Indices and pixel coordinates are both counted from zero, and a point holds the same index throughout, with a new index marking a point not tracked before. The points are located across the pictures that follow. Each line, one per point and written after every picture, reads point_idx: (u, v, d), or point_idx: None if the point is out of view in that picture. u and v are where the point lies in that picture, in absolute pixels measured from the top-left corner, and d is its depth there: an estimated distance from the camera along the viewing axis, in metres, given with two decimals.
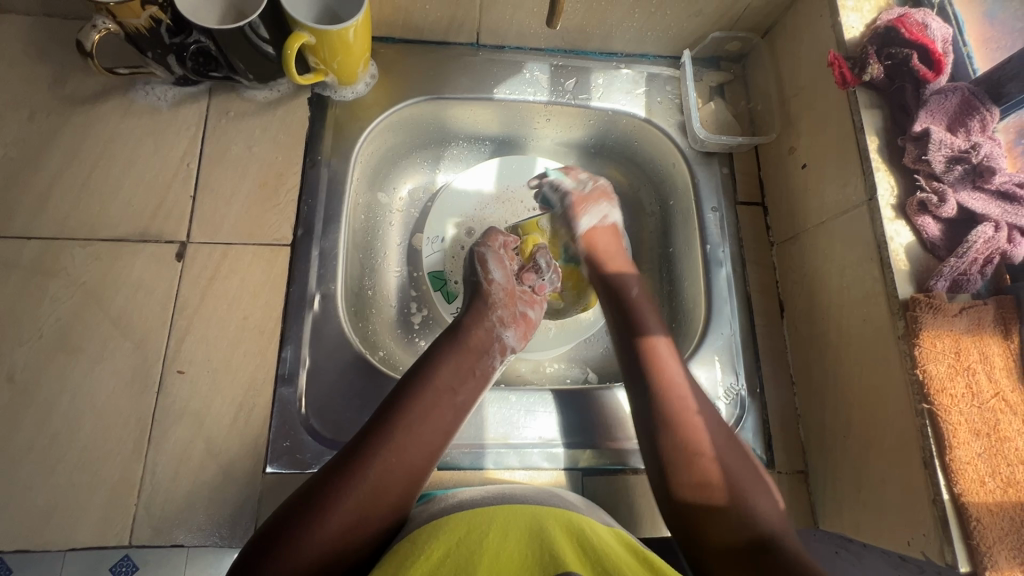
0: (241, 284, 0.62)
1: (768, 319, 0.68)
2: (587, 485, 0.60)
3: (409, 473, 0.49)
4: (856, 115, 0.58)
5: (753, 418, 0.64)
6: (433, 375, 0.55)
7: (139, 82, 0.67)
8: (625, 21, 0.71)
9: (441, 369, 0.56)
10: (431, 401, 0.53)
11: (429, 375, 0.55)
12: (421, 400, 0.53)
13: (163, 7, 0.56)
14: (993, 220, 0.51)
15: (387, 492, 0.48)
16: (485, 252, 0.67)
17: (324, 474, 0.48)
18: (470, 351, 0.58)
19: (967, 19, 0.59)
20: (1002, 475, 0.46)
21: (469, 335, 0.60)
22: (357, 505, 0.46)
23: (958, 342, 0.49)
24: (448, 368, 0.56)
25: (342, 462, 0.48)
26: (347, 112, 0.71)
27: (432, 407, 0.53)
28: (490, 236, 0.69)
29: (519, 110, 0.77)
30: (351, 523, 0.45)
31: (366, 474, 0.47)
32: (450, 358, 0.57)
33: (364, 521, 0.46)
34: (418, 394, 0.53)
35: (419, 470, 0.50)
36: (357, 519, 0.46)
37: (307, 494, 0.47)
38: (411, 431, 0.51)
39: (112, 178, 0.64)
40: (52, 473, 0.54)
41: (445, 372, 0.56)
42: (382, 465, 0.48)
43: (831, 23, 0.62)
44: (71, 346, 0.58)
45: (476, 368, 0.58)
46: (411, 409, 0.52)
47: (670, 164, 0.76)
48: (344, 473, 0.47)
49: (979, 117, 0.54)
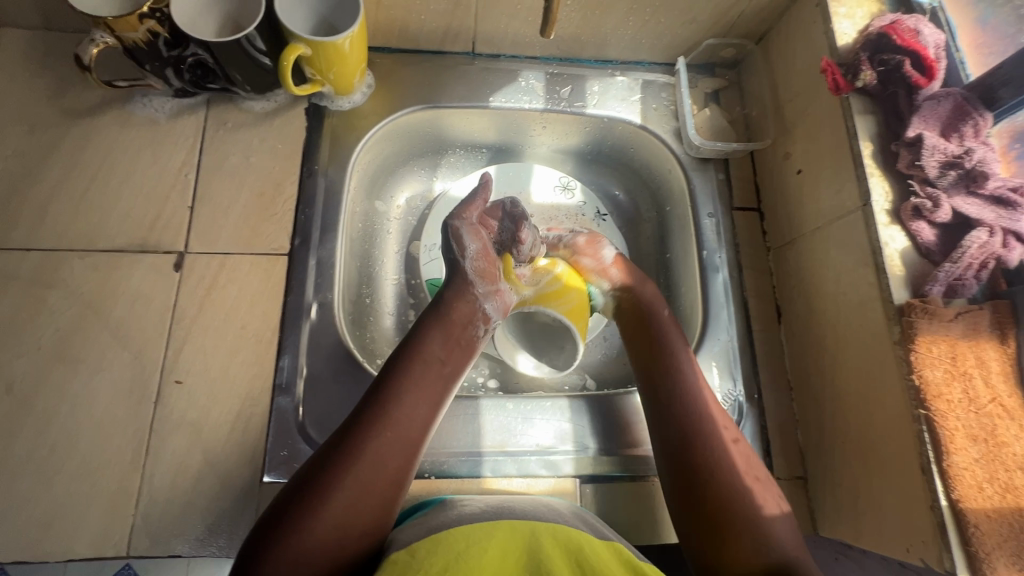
0: (239, 293, 0.62)
1: (765, 324, 0.68)
2: (584, 493, 0.60)
3: (385, 482, 0.47)
4: (850, 121, 0.58)
5: (751, 424, 0.64)
6: (401, 381, 0.52)
7: (137, 95, 0.68)
8: (620, 28, 0.72)
9: (401, 389, 0.51)
10: (396, 421, 0.49)
11: (408, 364, 0.53)
12: (382, 424, 0.49)
13: (161, 20, 0.56)
14: (988, 225, 0.51)
15: (371, 493, 0.46)
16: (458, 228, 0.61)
17: (299, 482, 0.46)
18: (450, 343, 0.56)
19: (959, 24, 0.59)
20: (1000, 481, 0.46)
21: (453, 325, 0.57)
22: (326, 542, 0.43)
23: (954, 348, 0.49)
24: (409, 382, 0.52)
25: (299, 498, 0.45)
26: (344, 122, 0.71)
27: (395, 429, 0.49)
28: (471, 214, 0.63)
29: (514, 118, 0.77)
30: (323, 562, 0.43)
31: (328, 509, 0.44)
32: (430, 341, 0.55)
33: (337, 554, 0.43)
34: (379, 415, 0.49)
35: (388, 495, 0.47)
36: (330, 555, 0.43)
37: (283, 505, 0.45)
38: (374, 457, 0.47)
39: (112, 189, 0.64)
40: (50, 485, 0.54)
41: (407, 389, 0.51)
42: (347, 498, 0.45)
43: (824, 29, 0.62)
44: (69, 357, 0.58)
45: (442, 376, 0.54)
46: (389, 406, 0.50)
47: (667, 170, 0.77)
48: (303, 509, 0.44)
49: (971, 122, 0.54)
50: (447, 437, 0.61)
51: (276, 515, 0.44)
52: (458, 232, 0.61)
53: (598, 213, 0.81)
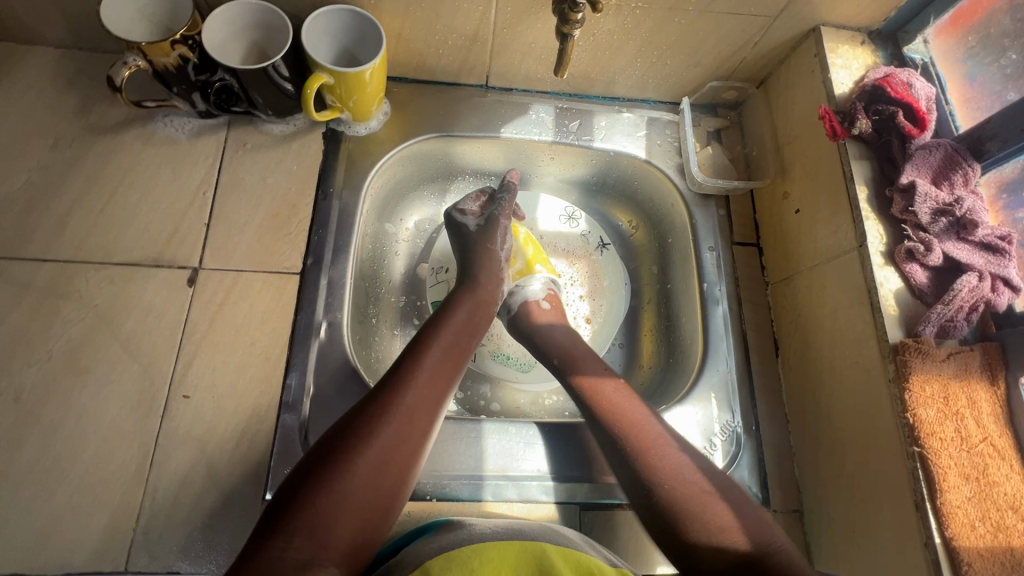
0: (249, 310, 0.63)
1: (763, 357, 0.69)
2: (585, 518, 0.61)
3: (406, 457, 0.49)
4: (846, 166, 0.61)
5: (748, 455, 0.65)
6: (417, 366, 0.54)
7: (158, 115, 0.70)
8: (627, 68, 0.74)
9: (415, 376, 0.53)
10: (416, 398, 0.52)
11: (424, 351, 0.56)
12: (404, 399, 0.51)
13: (192, 47, 0.59)
14: (977, 270, 0.53)
15: (392, 465, 0.47)
16: (455, 209, 0.74)
17: (325, 448, 0.47)
18: (460, 333, 0.60)
19: (949, 80, 0.64)
20: (992, 520, 0.47)
21: (464, 326, 0.61)
22: (357, 509, 0.45)
23: (947, 388, 0.51)
24: (423, 368, 0.54)
25: (326, 462, 0.46)
26: (360, 147, 0.74)
27: (417, 401, 0.51)
28: (508, 210, 0.74)
29: (523, 148, 0.80)
30: (354, 526, 0.44)
31: (354, 478, 0.45)
32: (446, 332, 0.59)
33: (360, 533, 0.44)
34: (396, 393, 0.51)
35: (406, 473, 0.49)
36: (361, 520, 0.45)
37: (306, 472, 0.46)
38: (402, 429, 0.49)
39: (131, 204, 0.66)
40: (52, 495, 0.54)
41: (421, 373, 0.53)
42: (369, 471, 0.46)
43: (822, 78, 0.66)
44: (79, 367, 0.59)
45: (455, 364, 0.57)
46: (408, 388, 0.52)
47: (669, 204, 0.79)
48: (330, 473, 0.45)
49: (961, 172, 0.57)
50: (448, 460, 0.61)
51: (306, 479, 0.45)
52: (494, 219, 0.73)
53: (600, 243, 0.84)
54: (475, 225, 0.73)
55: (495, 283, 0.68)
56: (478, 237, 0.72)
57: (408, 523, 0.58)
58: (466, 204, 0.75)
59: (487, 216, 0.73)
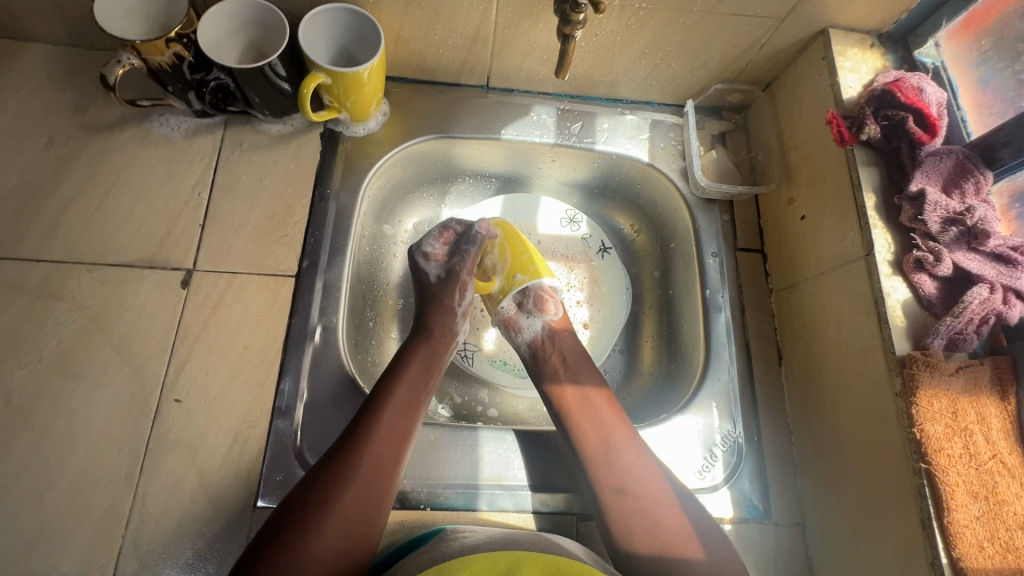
0: (243, 313, 0.62)
1: (766, 365, 0.68)
2: (582, 529, 0.60)
3: (370, 511, 0.51)
4: (854, 172, 0.60)
5: (750, 466, 0.63)
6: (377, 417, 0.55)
7: (154, 114, 0.69)
8: (630, 70, 0.73)
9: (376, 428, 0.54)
10: (390, 423, 0.55)
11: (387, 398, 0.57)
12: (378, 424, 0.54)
13: (187, 45, 0.58)
14: (988, 282, 0.51)
15: (356, 519, 0.49)
16: (418, 251, 0.69)
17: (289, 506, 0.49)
18: (423, 379, 0.60)
19: (961, 85, 0.62)
20: (1001, 541, 0.45)
21: (425, 370, 0.61)
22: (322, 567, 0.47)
23: (955, 403, 0.49)
24: (384, 418, 0.55)
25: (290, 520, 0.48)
26: (358, 147, 0.73)
27: (379, 454, 0.53)
28: (472, 261, 0.69)
29: (523, 151, 0.79)
30: None
31: (317, 537, 0.47)
32: (408, 377, 0.59)
33: None
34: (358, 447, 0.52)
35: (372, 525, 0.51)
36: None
37: (271, 530, 0.48)
38: (377, 453, 0.53)
39: (125, 204, 0.65)
40: (41, 500, 0.54)
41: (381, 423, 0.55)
42: (332, 529, 0.48)
43: (830, 82, 0.64)
44: (70, 369, 0.58)
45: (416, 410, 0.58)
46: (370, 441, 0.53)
47: (671, 208, 0.78)
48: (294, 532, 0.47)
49: (973, 180, 0.55)
50: (443, 468, 0.60)
51: (271, 538, 0.47)
52: (455, 272, 0.68)
53: (601, 247, 0.83)
54: (436, 276, 0.68)
55: (449, 333, 0.66)
56: (435, 288, 0.68)
57: (401, 533, 0.57)
58: (430, 246, 0.69)
59: (448, 266, 0.68)
